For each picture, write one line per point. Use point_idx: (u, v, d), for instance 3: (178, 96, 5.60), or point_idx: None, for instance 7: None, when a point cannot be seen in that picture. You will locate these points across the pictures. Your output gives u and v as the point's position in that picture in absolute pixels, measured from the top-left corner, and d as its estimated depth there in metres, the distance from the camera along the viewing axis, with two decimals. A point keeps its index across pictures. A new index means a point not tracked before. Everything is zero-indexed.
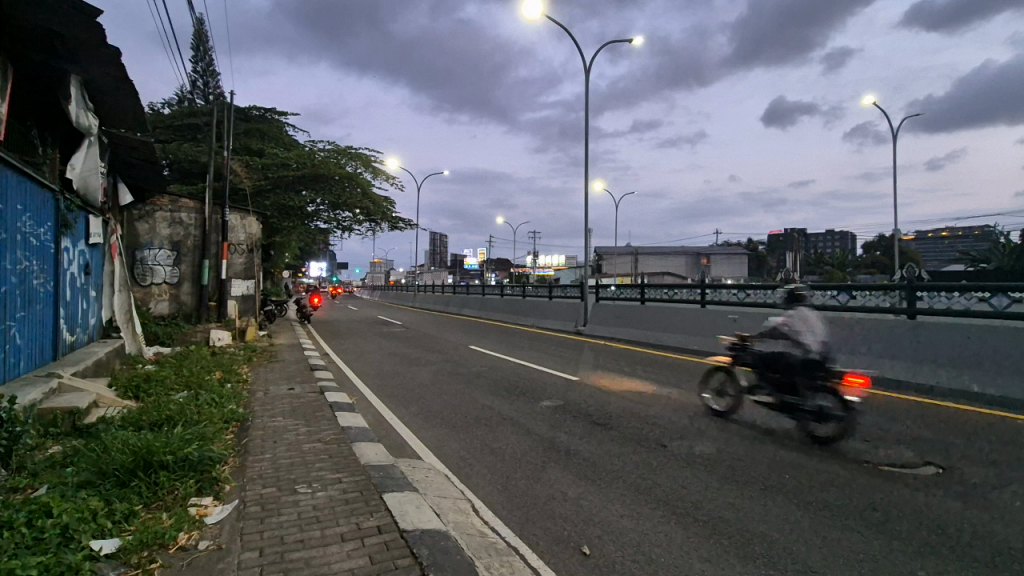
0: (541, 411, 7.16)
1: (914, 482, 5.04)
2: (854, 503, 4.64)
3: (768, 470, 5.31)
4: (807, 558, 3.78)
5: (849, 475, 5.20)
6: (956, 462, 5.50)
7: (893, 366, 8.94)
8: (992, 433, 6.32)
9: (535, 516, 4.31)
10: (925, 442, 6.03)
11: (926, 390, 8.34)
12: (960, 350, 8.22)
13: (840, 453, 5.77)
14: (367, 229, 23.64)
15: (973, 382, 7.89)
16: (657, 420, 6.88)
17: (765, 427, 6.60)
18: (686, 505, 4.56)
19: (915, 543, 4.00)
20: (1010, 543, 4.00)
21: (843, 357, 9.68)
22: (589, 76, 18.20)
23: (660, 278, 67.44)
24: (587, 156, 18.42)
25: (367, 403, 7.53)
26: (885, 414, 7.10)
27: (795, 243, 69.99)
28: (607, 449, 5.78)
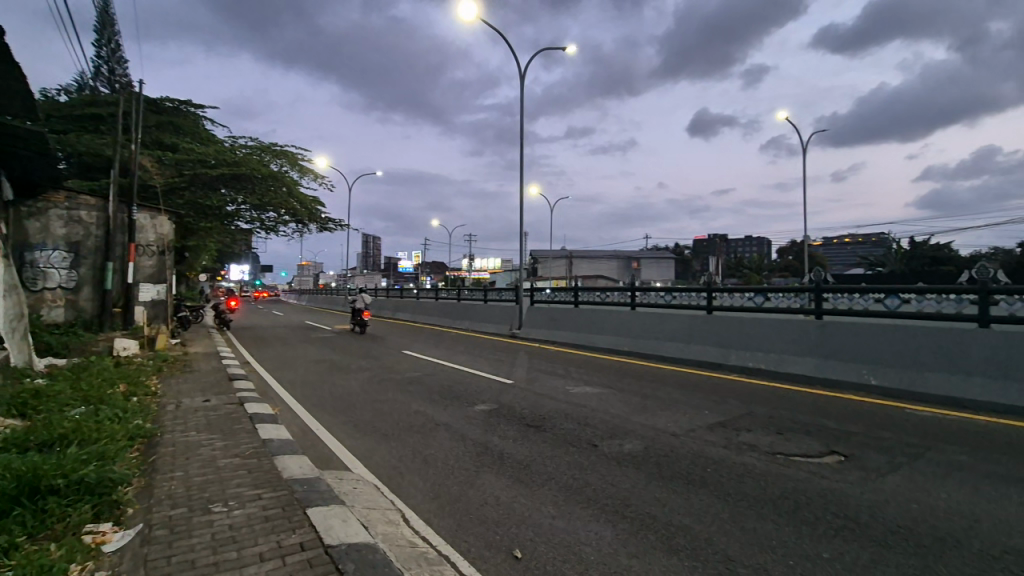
0: (474, 416, 7.13)
1: (820, 470, 5.45)
2: (768, 492, 4.95)
3: (691, 465, 5.57)
4: (725, 547, 3.98)
5: (762, 466, 5.55)
6: (855, 449, 6.02)
7: (802, 363, 9.66)
8: (886, 422, 6.98)
9: (467, 522, 4.26)
10: (830, 432, 6.55)
11: (832, 384, 9.07)
12: (860, 347, 9.01)
13: (756, 445, 6.16)
14: (293, 231, 22.65)
15: (871, 376, 8.70)
16: (588, 420, 7.04)
17: (688, 423, 6.93)
18: (615, 502, 4.69)
19: (821, 527, 4.33)
20: (899, 521, 4.42)
21: (759, 355, 10.33)
22: (523, 82, 18.49)
23: (593, 281, 69.42)
24: (522, 160, 18.68)
25: (291, 413, 7.18)
26: (795, 407, 7.65)
27: (717, 248, 74.46)
28: (540, 451, 5.84)
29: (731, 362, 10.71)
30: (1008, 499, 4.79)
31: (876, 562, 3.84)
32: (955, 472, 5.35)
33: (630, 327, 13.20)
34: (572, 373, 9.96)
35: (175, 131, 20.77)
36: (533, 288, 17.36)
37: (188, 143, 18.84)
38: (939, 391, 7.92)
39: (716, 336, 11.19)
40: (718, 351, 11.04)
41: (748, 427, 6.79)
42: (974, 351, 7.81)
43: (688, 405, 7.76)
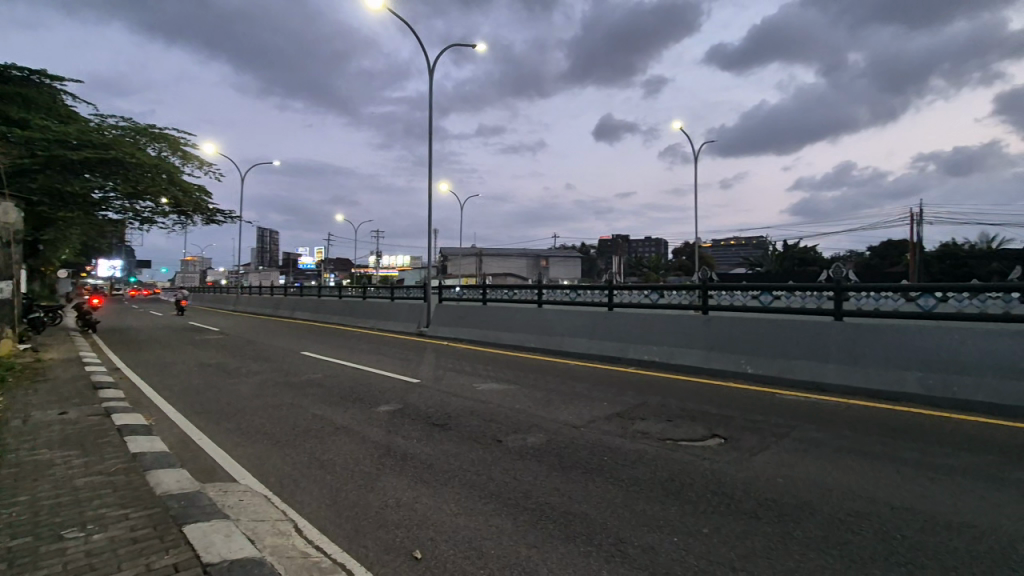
0: (377, 417, 6.91)
1: (702, 453, 5.93)
2: (658, 475, 5.30)
3: (589, 454, 5.82)
4: (618, 530, 4.20)
5: (652, 451, 5.94)
6: (733, 432, 6.62)
7: (690, 354, 10.45)
8: (759, 406, 7.75)
9: (365, 527, 4.12)
10: (713, 417, 7.15)
11: (715, 373, 9.91)
12: (740, 339, 9.91)
13: (648, 433, 6.57)
14: (174, 223, 20.64)
15: (748, 364, 9.63)
16: (493, 416, 7.12)
17: (588, 415, 7.23)
18: (517, 495, 4.77)
19: (700, 504, 4.71)
20: (767, 494, 4.93)
21: (654, 349, 11.02)
22: (433, 77, 18.32)
23: (504, 280, 70.28)
24: (431, 156, 18.50)
25: (169, 424, 6.52)
26: (684, 396, 8.25)
27: (619, 248, 78.50)
28: (443, 450, 5.80)
29: (629, 355, 11.33)
30: (852, 468, 5.53)
31: (748, 532, 4.25)
32: (812, 448, 6.08)
33: (536, 324, 13.49)
34: (479, 370, 9.98)
35: (24, 105, 18.02)
36: (441, 286, 17.17)
37: (40, 119, 16.42)
38: (803, 376, 8.94)
39: (615, 332, 11.76)
40: (618, 345, 11.61)
41: (643, 416, 7.22)
42: (831, 341, 8.91)
43: (589, 398, 8.10)
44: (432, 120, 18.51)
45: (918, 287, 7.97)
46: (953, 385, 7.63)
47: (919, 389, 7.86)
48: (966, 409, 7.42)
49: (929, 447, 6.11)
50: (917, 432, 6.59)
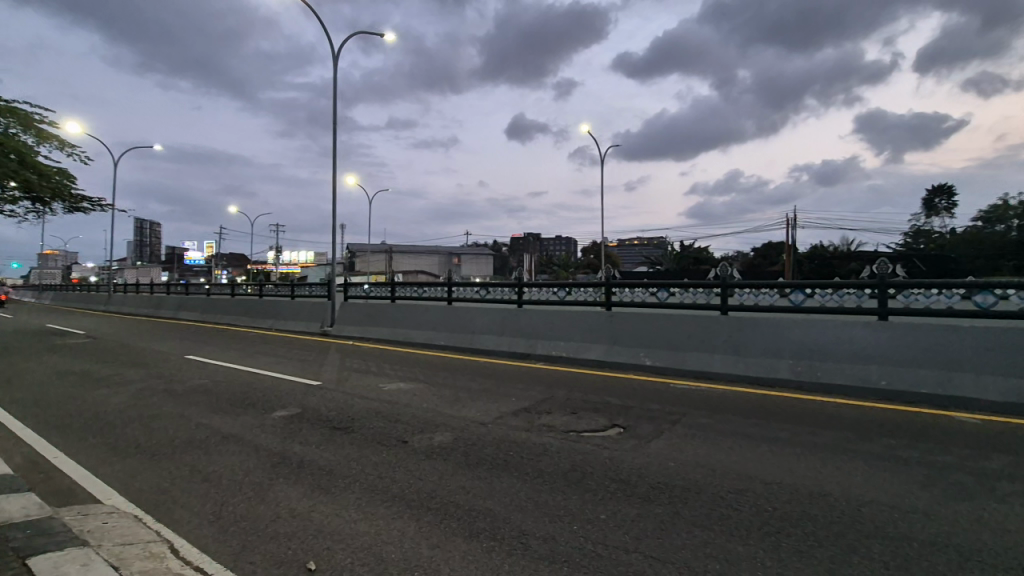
0: (272, 423, 6.49)
1: (602, 442, 6.20)
2: (560, 467, 5.46)
3: (495, 450, 5.87)
4: (520, 523, 4.27)
5: (555, 444, 6.11)
6: (631, 421, 6.99)
7: (595, 348, 10.89)
8: (655, 396, 8.24)
9: (255, 542, 3.85)
10: (613, 408, 7.49)
11: (617, 366, 10.41)
12: (640, 333, 10.47)
13: (553, 426, 6.75)
14: (27, 210, 17.95)
15: (646, 357, 10.23)
16: (400, 416, 6.95)
17: (496, 411, 7.28)
18: (421, 496, 4.70)
19: (600, 492, 4.92)
20: (659, 477, 5.26)
21: (561, 344, 11.34)
22: (338, 63, 17.52)
23: (415, 277, 68.95)
24: (336, 147, 17.69)
25: (15, 443, 5.66)
26: (587, 389, 8.57)
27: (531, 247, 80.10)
28: (345, 454, 5.57)
29: (536, 352, 11.58)
30: (733, 449, 6.05)
31: (641, 515, 4.50)
32: (700, 432, 6.58)
33: (446, 322, 13.36)
34: (386, 370, 9.70)
35: None
36: (347, 284, 16.46)
37: None
38: (694, 366, 9.66)
39: (525, 329, 11.94)
40: (527, 342, 11.81)
41: (548, 410, 7.40)
42: (718, 334, 9.68)
43: (497, 394, 8.16)
44: (337, 109, 17.70)
45: (791, 285, 8.88)
46: (818, 371, 8.62)
47: (791, 375, 8.80)
48: (827, 392, 8.43)
49: (797, 427, 6.84)
50: (787, 414, 7.36)
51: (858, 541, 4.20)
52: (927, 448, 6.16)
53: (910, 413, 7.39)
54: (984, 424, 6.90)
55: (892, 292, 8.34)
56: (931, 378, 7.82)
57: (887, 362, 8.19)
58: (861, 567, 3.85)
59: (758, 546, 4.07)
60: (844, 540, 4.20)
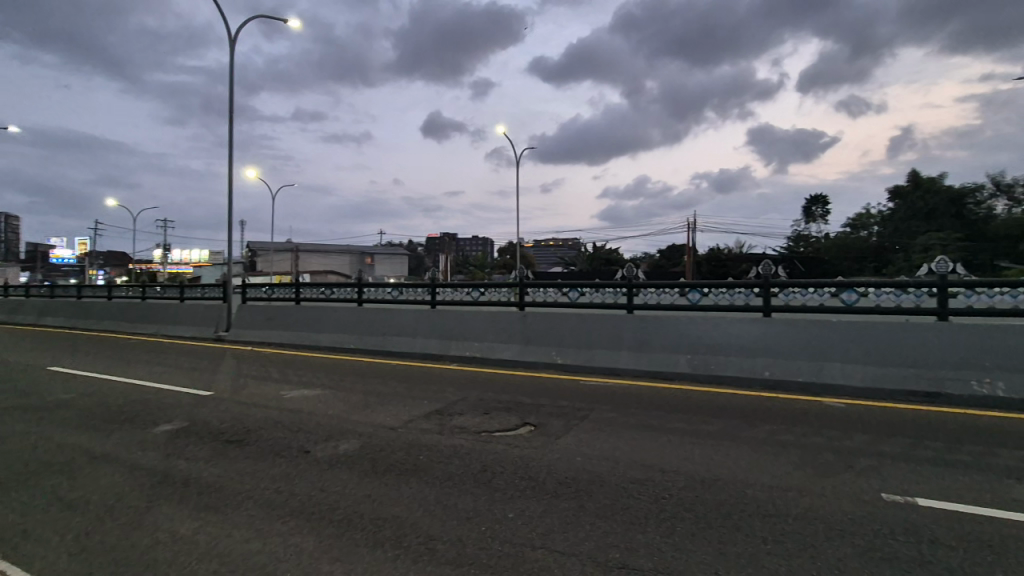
0: (153, 439, 5.90)
1: (513, 441, 6.26)
2: (471, 468, 5.44)
3: (405, 455, 5.74)
4: (428, 528, 4.20)
5: (466, 445, 6.08)
6: (542, 419, 7.13)
7: (508, 348, 11.01)
8: (564, 393, 8.49)
9: (126, 573, 3.46)
10: (525, 407, 7.60)
11: (531, 365, 10.61)
12: (551, 332, 10.71)
13: (465, 427, 6.72)
14: None
15: (558, 355, 10.51)
16: (303, 425, 6.59)
17: (407, 415, 7.12)
18: (323, 508, 4.48)
19: (509, 490, 4.97)
20: (566, 472, 5.42)
21: (475, 345, 11.35)
22: (234, 47, 16.35)
23: (326, 278, 65.88)
24: (232, 137, 16.47)
25: None
26: (499, 389, 8.62)
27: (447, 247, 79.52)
28: (239, 469, 5.18)
29: (451, 353, 11.50)
30: (636, 441, 6.37)
31: (547, 511, 4.60)
32: (606, 427, 6.85)
33: (356, 324, 12.88)
34: (289, 377, 9.15)
35: None
36: (245, 284, 15.35)
37: None
38: (602, 363, 10.09)
39: (438, 330, 11.81)
40: (440, 343, 11.70)
41: (461, 411, 7.37)
42: (624, 331, 10.15)
43: (408, 398, 7.97)
44: (233, 96, 16.48)
45: (688, 285, 9.49)
46: (712, 364, 9.33)
47: (689, 368, 9.45)
48: (720, 383, 9.16)
49: (693, 417, 7.34)
50: (684, 406, 7.88)
51: (742, 520, 4.57)
52: (802, 431, 6.87)
53: (788, 400, 8.22)
54: (847, 407, 7.83)
55: (774, 290, 9.19)
56: (806, 367, 8.75)
57: (770, 355, 9.03)
58: (745, 543, 4.19)
59: (655, 532, 4.30)
60: (731, 520, 4.56)
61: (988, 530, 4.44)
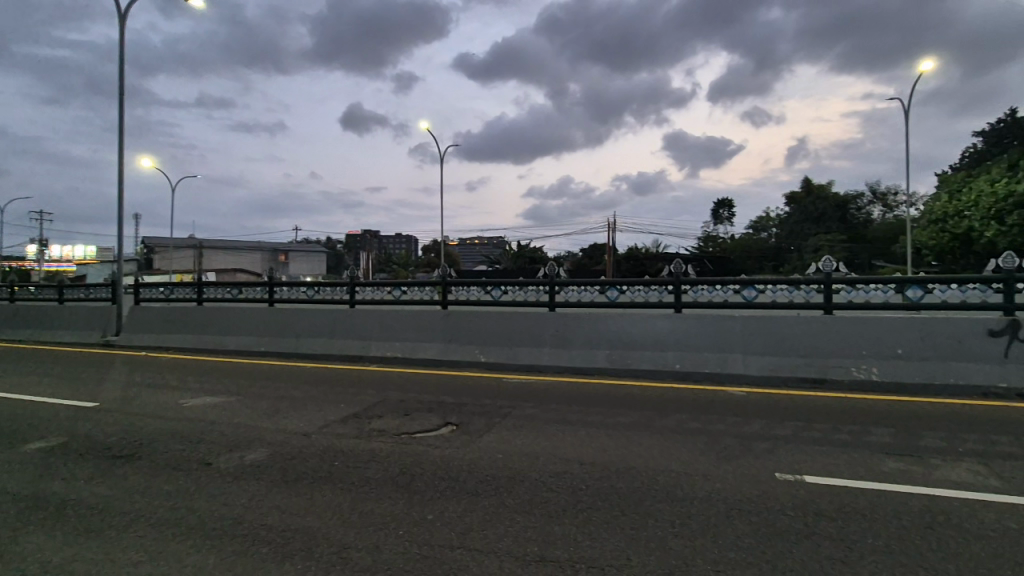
0: (22, 459, 5.23)
1: (434, 442, 6.19)
2: (389, 472, 5.31)
3: (319, 461, 5.49)
4: (342, 537, 4.04)
5: (384, 448, 5.93)
6: (464, 418, 7.10)
7: (431, 347, 10.87)
8: (487, 391, 8.52)
9: None
10: (446, 407, 7.53)
11: (454, 364, 10.56)
12: (474, 331, 10.69)
13: (385, 430, 6.55)
14: None
15: (481, 353, 10.53)
16: (205, 435, 6.12)
17: (322, 420, 6.82)
18: (225, 523, 4.18)
19: (429, 492, 4.89)
20: (487, 470, 5.43)
21: (396, 345, 11.10)
22: (124, 22, 14.87)
23: (236, 277, 61.72)
24: (122, 121, 14.95)
25: None
26: (422, 389, 8.50)
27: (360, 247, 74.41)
28: (128, 486, 4.72)
29: (372, 353, 11.18)
30: (557, 436, 6.51)
31: (467, 510, 4.58)
32: (527, 423, 6.95)
33: (268, 325, 12.16)
34: (189, 384, 8.47)
35: None
36: (139, 284, 14.00)
37: None
38: (525, 360, 10.23)
39: (357, 331, 11.42)
40: (360, 344, 11.33)
41: (380, 413, 7.16)
42: (546, 328, 10.34)
43: (323, 402, 7.63)
44: (123, 75, 14.97)
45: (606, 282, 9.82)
46: (628, 358, 9.78)
47: (606, 363, 9.84)
48: (635, 376, 9.62)
49: (609, 410, 7.63)
50: (602, 399, 8.18)
51: (653, 506, 4.81)
52: (707, 419, 7.35)
53: (696, 390, 8.78)
54: (747, 395, 8.48)
55: (684, 288, 9.74)
56: (712, 359, 9.38)
57: (680, 348, 9.59)
58: (655, 528, 4.41)
59: (572, 523, 4.42)
60: (642, 507, 4.78)
61: (862, 501, 4.98)
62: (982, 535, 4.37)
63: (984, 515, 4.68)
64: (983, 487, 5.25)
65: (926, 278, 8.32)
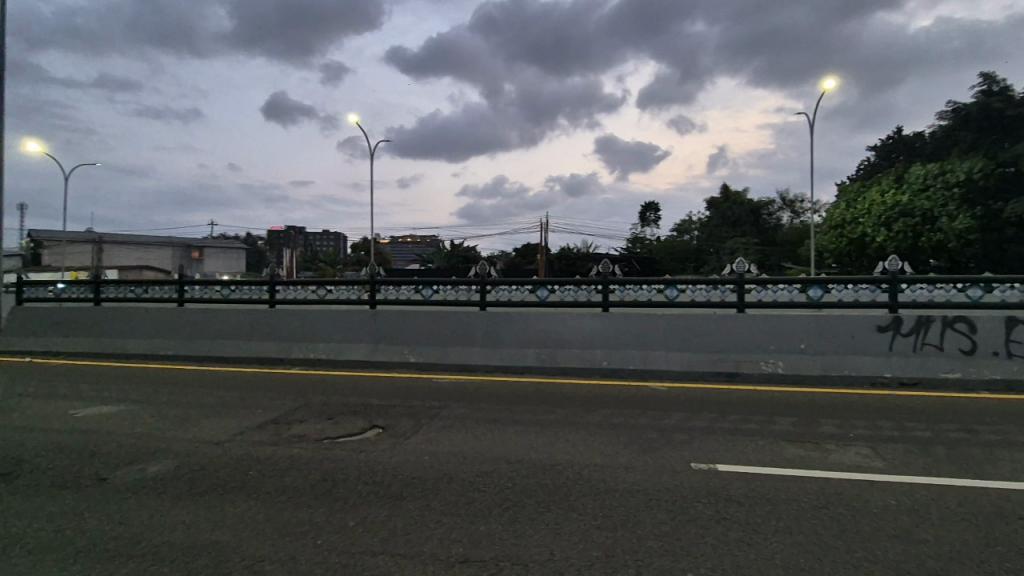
0: None
1: (358, 446, 6.00)
2: (309, 479, 5.09)
3: (232, 471, 5.17)
4: (255, 550, 3.83)
5: (305, 454, 5.69)
6: (391, 420, 6.94)
7: (358, 348, 10.54)
8: (416, 392, 8.39)
9: None
10: (373, 409, 7.33)
11: (383, 365, 10.33)
12: (403, 330, 10.48)
13: (306, 435, 6.28)
14: None
15: (411, 353, 10.36)
16: (99, 448, 5.58)
17: (236, 427, 6.42)
18: (121, 543, 3.84)
19: (351, 498, 4.74)
20: (413, 473, 5.34)
21: (320, 346, 10.68)
22: None
23: (143, 275, 56.94)
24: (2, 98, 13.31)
25: None
26: (348, 391, 8.23)
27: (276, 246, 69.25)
28: (4, 510, 4.22)
29: (294, 355, 10.69)
30: (485, 435, 6.51)
31: (391, 514, 4.48)
32: (456, 423, 6.91)
33: (177, 327, 11.29)
34: (83, 392, 7.70)
35: None
36: (21, 283, 12.54)
37: None
38: (455, 360, 10.18)
39: (278, 331, 10.87)
40: (281, 345, 10.80)
41: (301, 418, 6.84)
42: (476, 328, 10.32)
43: (238, 408, 7.19)
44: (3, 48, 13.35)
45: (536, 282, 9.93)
46: (557, 356, 9.98)
47: (536, 361, 9.99)
48: (564, 373, 9.84)
49: (538, 408, 7.75)
50: (531, 397, 8.29)
51: (577, 500, 4.94)
52: (630, 413, 7.64)
53: (621, 386, 9.10)
54: (668, 389, 8.91)
55: (612, 287, 10.04)
56: (636, 356, 9.76)
57: (607, 346, 9.90)
58: (578, 522, 4.53)
59: (498, 521, 4.45)
60: (566, 502, 4.89)
61: (767, 486, 5.37)
62: (868, 512, 4.84)
63: (869, 494, 5.20)
64: (870, 468, 5.82)
65: (826, 279, 9.08)
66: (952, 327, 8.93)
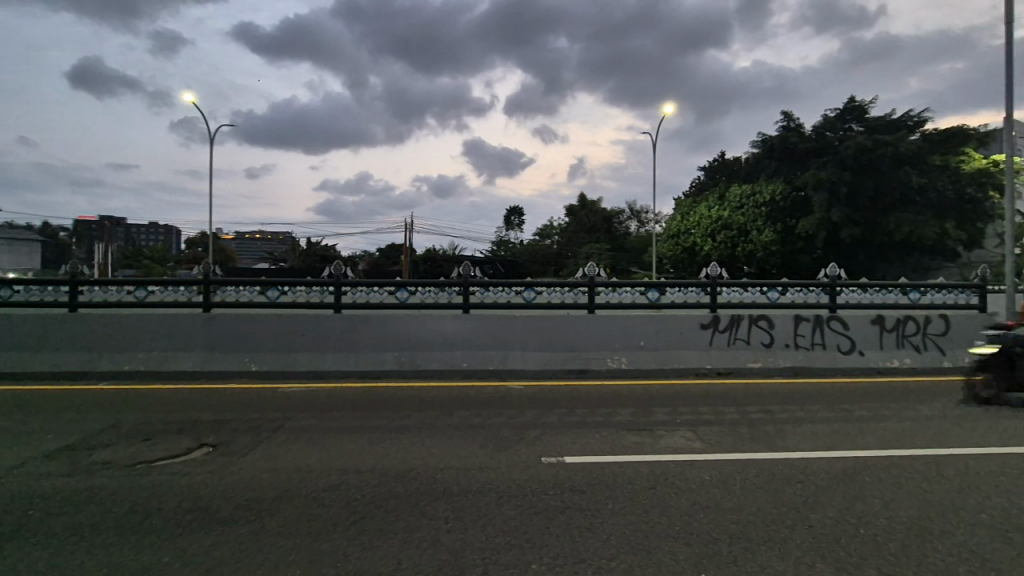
0: None
1: (181, 469, 5.30)
2: (114, 512, 4.37)
3: (4, 514, 4.24)
4: None
5: (109, 484, 4.86)
6: (224, 436, 6.25)
7: (187, 358, 9.33)
8: (258, 403, 7.67)
9: None
10: (204, 425, 6.55)
11: (217, 376, 9.28)
12: (242, 336, 9.51)
13: (113, 461, 5.39)
14: None
15: (251, 362, 9.45)
16: None
17: (14, 459, 5.28)
18: None
19: (169, 529, 4.17)
20: (248, 493, 4.85)
21: (138, 357, 9.25)
22: None
23: None
24: None
25: None
26: (173, 407, 7.24)
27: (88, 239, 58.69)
28: None
29: (103, 368, 9.13)
30: (335, 446, 6.16)
31: (219, 542, 4.03)
32: (303, 435, 6.44)
33: None
34: None
35: None
36: None
37: None
38: (305, 367, 9.52)
39: (81, 340, 9.20)
40: (85, 356, 9.16)
41: (108, 442, 5.86)
42: (330, 332, 9.75)
43: (19, 435, 5.92)
44: None
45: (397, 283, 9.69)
46: (417, 359, 9.82)
47: (394, 365, 9.75)
48: (423, 376, 9.73)
49: (395, 413, 7.55)
50: (387, 402, 8.05)
51: (429, 505, 4.89)
52: (487, 413, 7.81)
53: (480, 386, 9.27)
54: (524, 388, 9.29)
55: (472, 289, 10.15)
56: (495, 356, 10.03)
57: (466, 347, 10.01)
58: (429, 527, 4.48)
59: (343, 537, 4.23)
60: (417, 508, 4.82)
61: (607, 473, 5.85)
62: (687, 488, 5.51)
63: (688, 472, 5.94)
64: (690, 450, 6.64)
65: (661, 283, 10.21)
66: (756, 325, 10.58)
